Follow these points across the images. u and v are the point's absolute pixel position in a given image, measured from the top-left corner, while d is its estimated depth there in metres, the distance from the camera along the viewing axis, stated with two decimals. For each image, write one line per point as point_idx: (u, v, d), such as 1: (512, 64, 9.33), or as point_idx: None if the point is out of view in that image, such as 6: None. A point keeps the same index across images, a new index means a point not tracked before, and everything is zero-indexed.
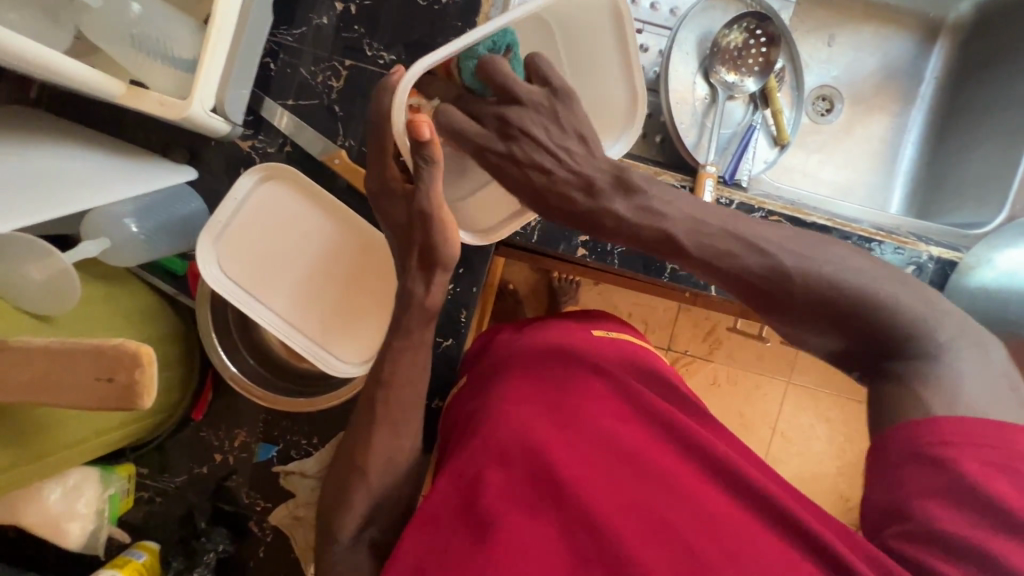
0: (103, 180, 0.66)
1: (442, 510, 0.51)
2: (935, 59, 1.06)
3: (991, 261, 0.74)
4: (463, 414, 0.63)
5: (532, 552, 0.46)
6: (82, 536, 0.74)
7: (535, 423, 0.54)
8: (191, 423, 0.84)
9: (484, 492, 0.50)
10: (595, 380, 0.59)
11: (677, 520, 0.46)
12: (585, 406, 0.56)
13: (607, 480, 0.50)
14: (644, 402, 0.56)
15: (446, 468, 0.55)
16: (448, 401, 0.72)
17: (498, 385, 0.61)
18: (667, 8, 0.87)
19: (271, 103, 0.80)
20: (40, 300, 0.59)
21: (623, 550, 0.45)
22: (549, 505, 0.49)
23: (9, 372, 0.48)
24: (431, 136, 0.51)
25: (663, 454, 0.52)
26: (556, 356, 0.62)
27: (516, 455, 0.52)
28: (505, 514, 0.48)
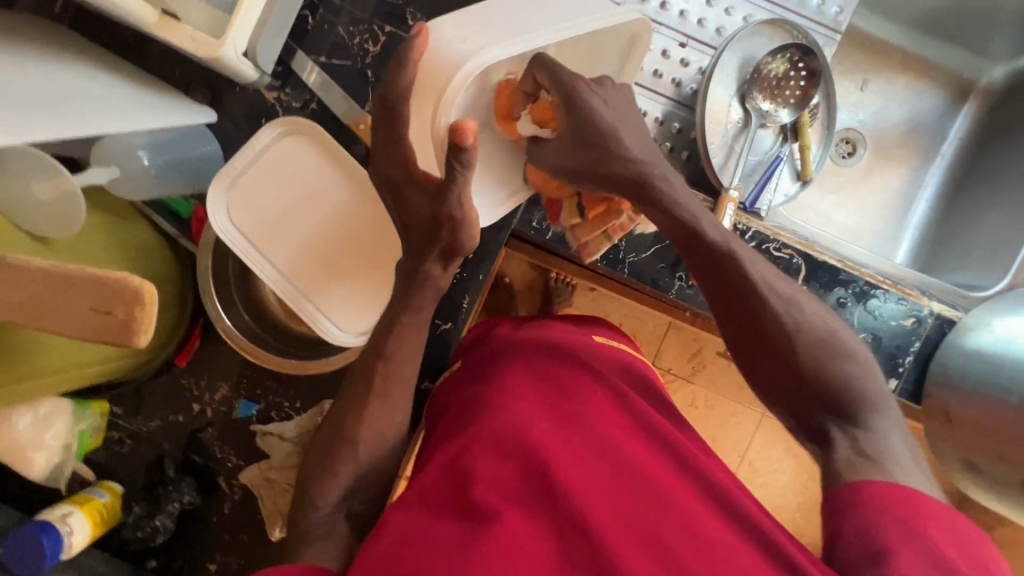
0: (120, 108, 0.64)
1: (429, 492, 0.51)
2: (961, 120, 1.08)
3: (990, 324, 0.76)
4: (454, 403, 0.63)
5: (524, 551, 0.45)
6: (46, 468, 0.72)
7: (533, 423, 0.54)
8: (173, 369, 0.82)
9: (478, 486, 0.50)
10: (596, 387, 0.58)
11: (669, 534, 0.46)
12: (585, 411, 0.55)
13: (600, 485, 0.50)
14: (643, 416, 0.56)
15: (438, 456, 0.54)
16: (436, 388, 0.72)
17: (498, 378, 0.60)
18: (714, 26, 0.87)
19: (302, 56, 0.78)
20: (38, 219, 0.57)
21: (615, 561, 0.45)
22: (543, 507, 0.49)
23: (4, 290, 0.45)
24: (472, 144, 0.49)
25: (660, 468, 0.51)
26: (559, 358, 0.61)
27: (512, 450, 0.52)
28: (499, 509, 0.48)
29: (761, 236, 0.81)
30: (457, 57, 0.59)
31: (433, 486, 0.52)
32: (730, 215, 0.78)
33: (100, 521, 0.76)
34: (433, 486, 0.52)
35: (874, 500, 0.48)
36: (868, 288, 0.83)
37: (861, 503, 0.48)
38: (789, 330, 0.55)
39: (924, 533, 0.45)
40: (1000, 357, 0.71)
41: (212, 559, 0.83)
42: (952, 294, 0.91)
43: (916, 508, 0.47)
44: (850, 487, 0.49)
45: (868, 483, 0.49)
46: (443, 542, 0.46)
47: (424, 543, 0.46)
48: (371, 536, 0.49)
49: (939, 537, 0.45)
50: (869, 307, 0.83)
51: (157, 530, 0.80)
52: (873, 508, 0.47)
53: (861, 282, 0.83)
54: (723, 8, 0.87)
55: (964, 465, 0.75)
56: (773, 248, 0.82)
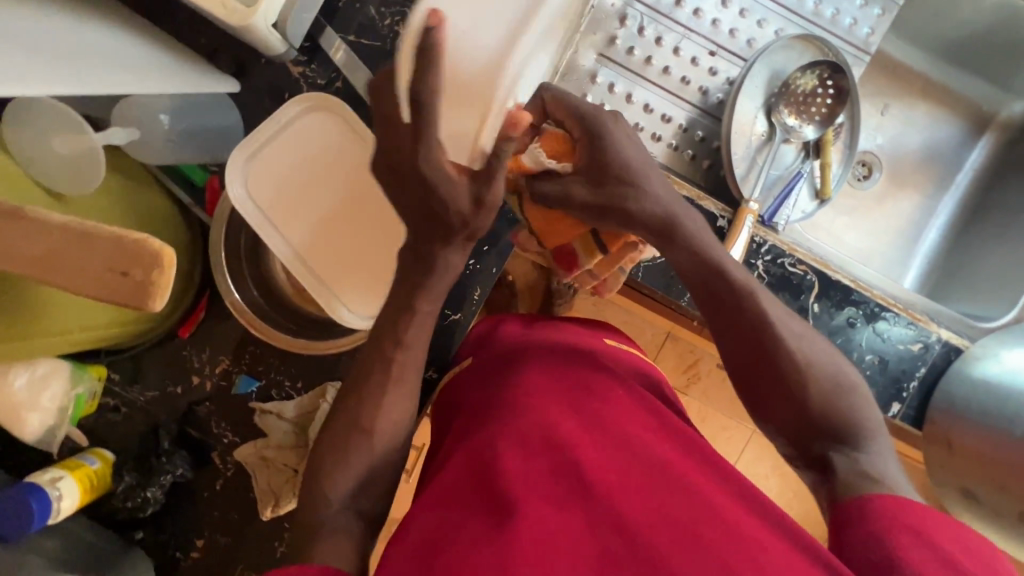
0: (145, 70, 0.62)
1: (456, 486, 0.51)
2: (977, 152, 1.08)
3: (998, 355, 0.76)
4: (469, 402, 0.64)
5: (560, 544, 0.45)
6: (39, 428, 0.72)
7: (558, 419, 0.55)
8: (175, 340, 0.81)
9: (506, 478, 0.49)
10: (615, 388, 0.59)
11: (707, 530, 0.46)
12: (609, 410, 0.56)
13: (630, 481, 0.49)
14: (663, 418, 0.57)
15: (460, 453, 0.55)
16: (444, 391, 0.74)
17: (516, 377, 0.61)
18: (745, 38, 0.86)
19: (331, 33, 0.76)
20: (51, 171, 0.55)
21: (653, 555, 0.44)
22: (575, 501, 0.48)
23: (20, 243, 0.44)
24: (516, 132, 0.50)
25: (686, 466, 0.52)
26: (577, 359, 0.63)
27: (538, 444, 0.52)
28: (530, 503, 0.47)
29: (778, 250, 0.81)
30: (496, 49, 0.46)
31: (458, 480, 0.52)
32: (748, 227, 0.79)
33: (90, 488, 0.75)
34: (459, 481, 0.52)
35: (886, 513, 0.47)
36: (879, 310, 0.83)
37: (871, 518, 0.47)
38: (792, 351, 0.56)
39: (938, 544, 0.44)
40: (1007, 388, 0.71)
41: (200, 535, 0.81)
42: (959, 322, 0.91)
43: (930, 522, 0.46)
44: (857, 505, 0.49)
45: (877, 500, 0.49)
46: (477, 533, 0.46)
47: (456, 537, 0.46)
48: (395, 542, 0.49)
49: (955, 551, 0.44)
50: (878, 329, 0.83)
51: (146, 501, 0.79)
52: (885, 522, 0.47)
53: (872, 303, 0.83)
54: (755, 20, 0.87)
55: (962, 493, 0.76)
56: (788, 264, 0.82)
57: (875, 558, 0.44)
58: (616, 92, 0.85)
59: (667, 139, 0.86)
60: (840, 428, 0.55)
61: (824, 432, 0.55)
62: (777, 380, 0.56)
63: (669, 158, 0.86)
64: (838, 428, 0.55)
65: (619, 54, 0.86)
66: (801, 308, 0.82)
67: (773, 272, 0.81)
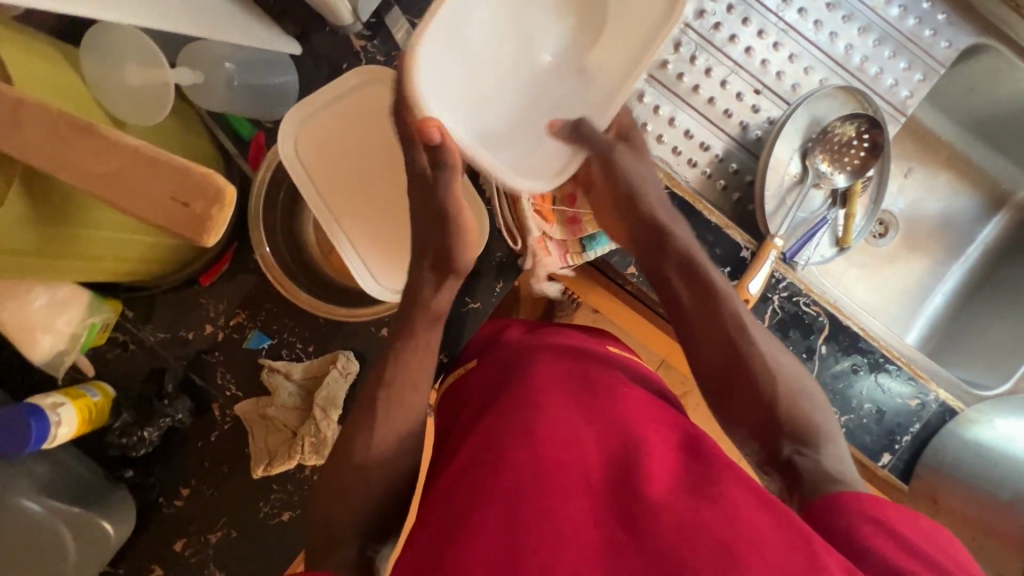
0: (217, 17, 0.64)
1: (464, 479, 0.53)
2: (991, 227, 1.11)
3: (991, 421, 0.77)
4: (476, 400, 0.67)
5: (565, 537, 0.46)
6: (49, 351, 0.71)
7: (560, 416, 0.57)
8: (194, 286, 0.81)
9: (511, 469, 0.51)
10: (618, 388, 0.62)
11: (707, 517, 0.46)
12: (612, 413, 0.58)
13: (630, 473, 0.51)
14: (663, 421, 0.60)
15: (467, 447, 0.57)
16: (446, 390, 0.76)
17: (523, 375, 0.64)
18: (790, 82, 0.89)
19: (398, 13, 0.79)
20: (121, 101, 0.58)
21: (656, 541, 0.45)
22: (579, 495, 0.50)
23: (86, 159, 0.45)
24: (439, 140, 0.58)
25: (684, 464, 0.54)
26: (579, 363, 0.66)
27: (543, 437, 0.54)
28: (534, 495, 0.49)
29: (796, 288, 0.84)
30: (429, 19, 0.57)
31: (465, 472, 0.54)
32: (771, 261, 0.81)
33: (88, 419, 0.74)
34: (466, 474, 0.54)
35: (860, 508, 0.48)
36: (882, 361, 0.85)
37: (836, 503, 0.49)
38: (764, 353, 0.61)
39: (898, 528, 0.46)
40: (998, 454, 0.73)
41: (186, 484, 0.81)
42: (957, 386, 0.92)
43: (894, 511, 0.47)
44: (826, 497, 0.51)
45: (842, 491, 0.50)
46: (485, 522, 0.48)
47: (466, 526, 0.48)
48: (412, 542, 0.52)
49: (912, 534, 0.46)
50: (879, 380, 0.85)
51: (142, 442, 0.78)
52: (854, 508, 0.48)
53: (878, 353, 0.85)
54: (802, 66, 0.90)
55: None
56: (803, 303, 0.84)
57: (853, 546, 0.45)
58: (659, 114, 0.88)
59: (702, 166, 0.88)
60: (802, 430, 0.58)
61: (785, 431, 0.58)
62: (751, 385, 0.60)
63: (701, 184, 0.88)
64: (807, 430, 0.58)
65: (667, 78, 0.88)
66: (808, 348, 0.84)
67: (786, 309, 0.84)
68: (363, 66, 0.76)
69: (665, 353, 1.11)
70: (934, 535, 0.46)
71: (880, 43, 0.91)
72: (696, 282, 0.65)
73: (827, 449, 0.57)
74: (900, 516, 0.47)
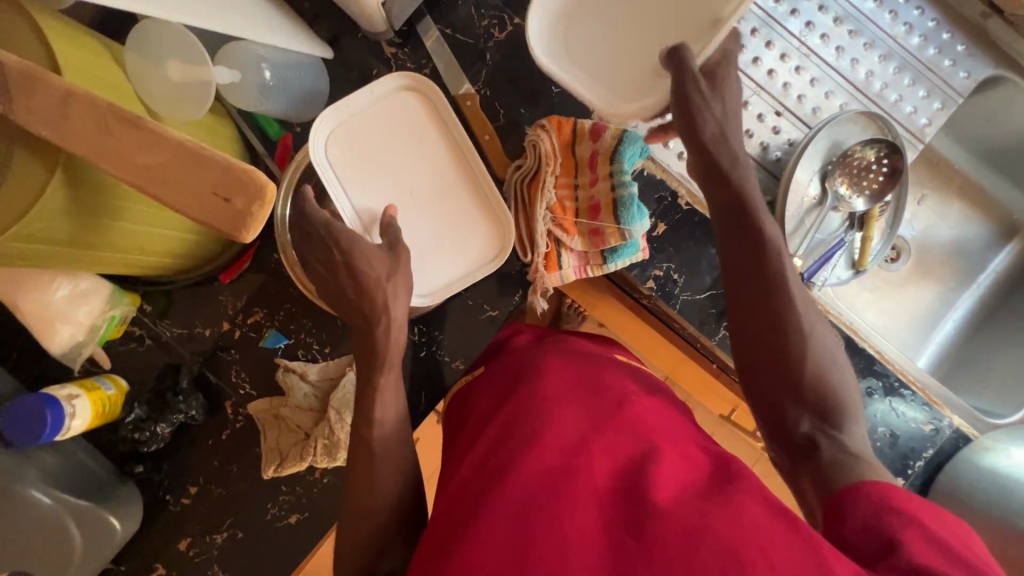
0: (258, 18, 0.65)
1: (474, 486, 0.55)
2: (1002, 256, 1.11)
3: (1006, 448, 0.77)
4: (486, 401, 0.68)
5: (572, 545, 0.48)
6: (67, 342, 0.71)
7: (567, 421, 0.58)
8: (214, 283, 0.81)
9: (519, 477, 0.52)
10: (626, 392, 0.63)
11: (714, 522, 0.47)
12: (619, 417, 0.58)
13: (636, 479, 0.52)
14: (671, 425, 0.60)
15: (478, 453, 0.58)
16: (460, 389, 0.77)
17: (534, 379, 0.64)
18: (811, 105, 0.90)
19: (430, 23, 0.80)
20: (160, 97, 0.59)
21: (663, 546, 0.46)
22: (586, 501, 0.51)
23: (131, 151, 0.45)
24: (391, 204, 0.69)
25: (692, 470, 0.54)
26: (587, 367, 0.67)
27: (550, 443, 0.55)
28: (541, 505, 0.50)
29: None
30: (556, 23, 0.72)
31: (476, 479, 0.55)
32: None
33: (101, 412, 0.74)
34: (475, 482, 0.55)
35: (882, 497, 0.49)
36: (898, 386, 0.85)
37: (858, 498, 0.50)
38: (799, 313, 0.60)
39: (921, 519, 0.46)
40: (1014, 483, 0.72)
41: (194, 482, 0.81)
42: (971, 415, 0.89)
43: (915, 503, 0.48)
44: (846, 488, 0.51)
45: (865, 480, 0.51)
46: (493, 530, 0.49)
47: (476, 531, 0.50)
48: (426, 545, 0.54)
49: (939, 528, 0.46)
50: (894, 404, 0.85)
51: (154, 437, 0.77)
52: (873, 497, 0.49)
53: (893, 378, 0.85)
54: (823, 91, 0.91)
55: None
56: None
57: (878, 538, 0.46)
58: None
59: None
60: (824, 403, 0.59)
61: (808, 404, 0.59)
62: (779, 350, 0.59)
63: None
64: (827, 406, 0.58)
65: None
66: None
67: None
68: (393, 75, 0.76)
69: (670, 369, 1.11)
70: (951, 525, 0.47)
71: (900, 71, 0.92)
72: (740, 225, 0.62)
73: (848, 431, 0.58)
74: (921, 507, 0.48)
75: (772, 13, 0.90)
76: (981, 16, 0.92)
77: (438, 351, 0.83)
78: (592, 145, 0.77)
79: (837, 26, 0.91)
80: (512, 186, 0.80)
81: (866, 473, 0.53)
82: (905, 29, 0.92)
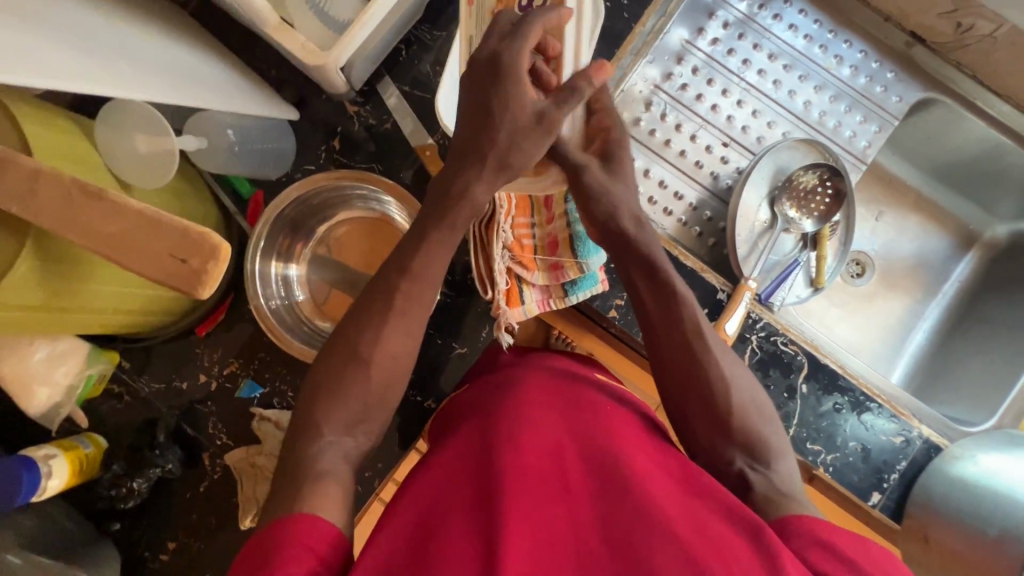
0: (223, 89, 0.70)
1: (445, 491, 0.55)
2: (963, 266, 1.10)
3: (975, 456, 0.78)
4: (464, 415, 0.68)
5: (542, 541, 0.48)
6: (45, 405, 0.72)
7: (545, 428, 0.59)
8: (190, 337, 0.84)
9: (495, 475, 0.53)
10: (604, 405, 0.64)
11: (680, 527, 0.48)
12: (594, 428, 0.60)
13: (610, 484, 0.53)
14: (648, 437, 0.62)
15: (452, 462, 0.59)
16: (447, 401, 0.78)
17: (515, 391, 0.66)
18: (755, 135, 0.97)
19: (389, 82, 0.86)
20: (131, 167, 0.64)
21: (631, 547, 0.47)
22: (560, 502, 0.52)
23: (93, 221, 0.48)
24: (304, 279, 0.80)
25: (663, 477, 0.55)
26: (569, 380, 0.69)
27: (529, 447, 0.56)
28: (518, 497, 0.50)
29: (772, 328, 0.86)
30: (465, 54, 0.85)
31: (448, 483, 0.56)
32: (745, 303, 0.84)
33: (78, 471, 0.75)
34: (448, 486, 0.55)
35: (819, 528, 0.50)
36: (864, 400, 0.86)
37: (795, 527, 0.52)
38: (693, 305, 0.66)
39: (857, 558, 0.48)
40: (982, 488, 0.73)
41: (173, 537, 0.81)
42: (943, 423, 0.94)
43: (847, 537, 0.50)
44: (778, 520, 0.54)
45: (799, 515, 0.53)
46: (459, 527, 0.49)
47: (442, 534, 0.49)
48: (379, 526, 0.53)
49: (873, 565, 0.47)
50: (863, 419, 0.86)
51: (131, 493, 0.79)
52: (807, 530, 0.51)
53: (858, 392, 0.86)
54: (765, 121, 0.97)
55: None
56: (781, 342, 0.86)
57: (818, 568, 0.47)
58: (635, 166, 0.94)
59: (677, 214, 0.94)
60: (748, 425, 0.62)
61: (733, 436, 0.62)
62: (707, 402, 0.63)
63: (678, 231, 0.93)
64: (754, 445, 0.62)
65: (641, 134, 0.95)
66: (789, 387, 0.86)
67: (765, 348, 0.86)
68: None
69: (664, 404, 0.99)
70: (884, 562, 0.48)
71: (836, 99, 0.99)
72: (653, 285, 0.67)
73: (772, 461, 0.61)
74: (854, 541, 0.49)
75: (712, 55, 0.96)
76: (906, 45, 0.98)
77: (410, 392, 0.86)
78: None
79: (772, 62, 0.98)
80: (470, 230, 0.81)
81: (790, 506, 0.56)
82: (836, 61, 0.99)
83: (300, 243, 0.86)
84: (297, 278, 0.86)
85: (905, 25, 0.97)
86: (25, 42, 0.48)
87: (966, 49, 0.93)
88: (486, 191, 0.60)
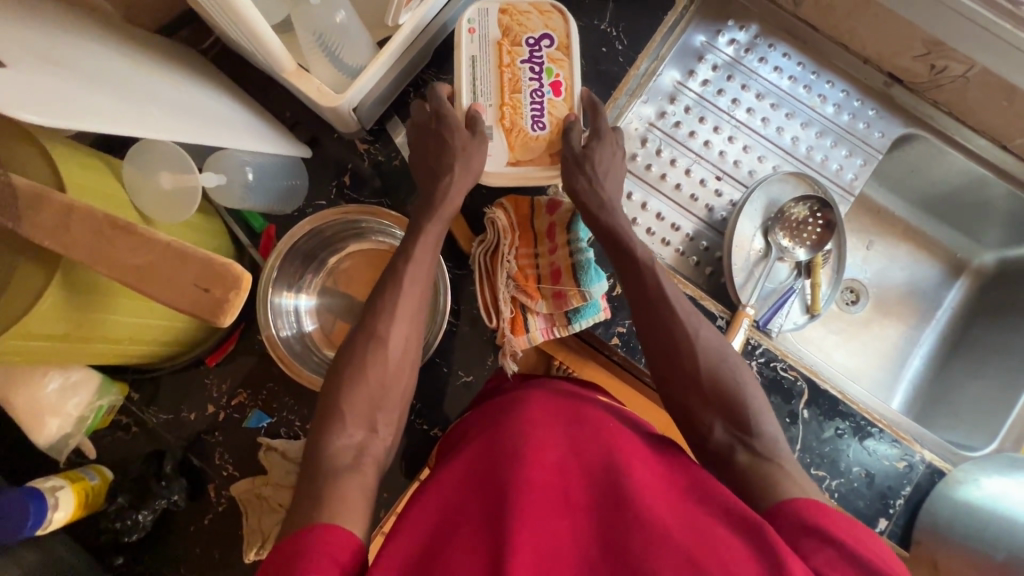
0: (243, 130, 0.74)
1: (451, 503, 0.56)
2: (954, 293, 1.13)
3: (978, 480, 0.78)
4: (471, 433, 0.70)
5: (546, 551, 0.49)
6: (56, 435, 0.73)
7: (549, 444, 0.60)
8: (200, 367, 0.85)
9: (498, 487, 0.54)
10: (607, 421, 0.66)
11: (680, 535, 0.49)
12: (598, 442, 0.61)
13: (612, 494, 0.54)
14: (651, 449, 0.62)
15: (458, 478, 0.59)
16: (453, 425, 0.79)
17: (521, 409, 0.67)
18: (747, 168, 1.01)
19: (397, 122, 0.91)
20: (151, 202, 0.67)
21: (632, 555, 0.48)
22: (563, 516, 0.53)
23: (122, 254, 0.51)
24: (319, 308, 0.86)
25: (665, 488, 0.56)
26: (573, 400, 0.70)
27: (533, 459, 0.57)
28: (522, 505, 0.51)
29: (770, 354, 0.88)
30: None
31: (455, 498, 0.57)
32: (743, 330, 0.86)
33: (84, 502, 0.75)
34: (454, 499, 0.56)
35: (825, 521, 0.51)
36: (865, 425, 0.87)
37: (798, 517, 0.52)
38: (683, 322, 0.68)
39: (864, 551, 0.48)
40: (987, 513, 0.72)
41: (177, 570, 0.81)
42: (942, 447, 0.95)
43: (853, 532, 0.50)
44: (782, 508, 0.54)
45: (802, 500, 0.54)
46: (466, 540, 0.51)
47: (448, 549, 0.50)
48: (386, 542, 0.53)
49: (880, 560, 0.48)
50: (866, 444, 0.87)
51: (134, 526, 0.78)
52: (812, 521, 0.51)
53: (859, 417, 0.88)
54: (756, 155, 1.02)
55: None
56: (780, 368, 0.88)
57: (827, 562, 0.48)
58: (633, 199, 0.98)
59: (675, 244, 0.97)
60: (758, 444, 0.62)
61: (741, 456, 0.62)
62: (680, 386, 0.66)
63: (676, 261, 0.96)
64: (733, 424, 0.63)
65: (638, 168, 0.99)
66: (791, 412, 0.87)
67: (765, 374, 0.88)
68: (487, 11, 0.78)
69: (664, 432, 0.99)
70: (887, 556, 0.49)
71: (822, 134, 1.05)
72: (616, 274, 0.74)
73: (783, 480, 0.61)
74: (860, 536, 0.50)
75: (704, 95, 1.02)
76: (885, 85, 1.04)
77: (416, 421, 0.86)
78: (548, 218, 0.86)
79: (760, 101, 1.04)
80: (475, 260, 0.87)
81: (785, 492, 0.56)
82: (820, 99, 1.05)
83: (310, 274, 0.88)
84: (306, 307, 0.87)
85: (882, 66, 1.03)
86: (66, 87, 0.52)
87: (941, 88, 0.98)
88: (454, 192, 0.75)
